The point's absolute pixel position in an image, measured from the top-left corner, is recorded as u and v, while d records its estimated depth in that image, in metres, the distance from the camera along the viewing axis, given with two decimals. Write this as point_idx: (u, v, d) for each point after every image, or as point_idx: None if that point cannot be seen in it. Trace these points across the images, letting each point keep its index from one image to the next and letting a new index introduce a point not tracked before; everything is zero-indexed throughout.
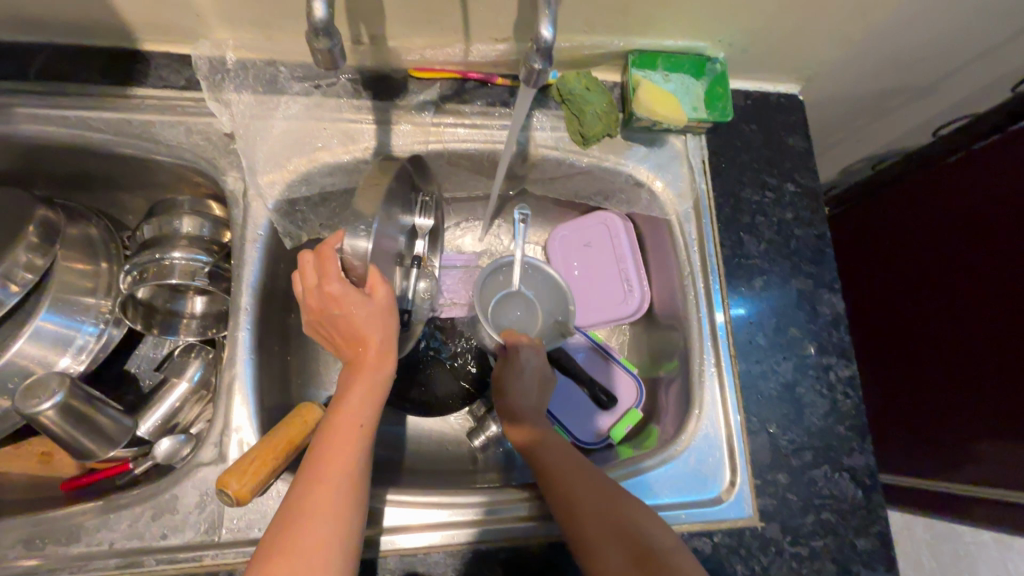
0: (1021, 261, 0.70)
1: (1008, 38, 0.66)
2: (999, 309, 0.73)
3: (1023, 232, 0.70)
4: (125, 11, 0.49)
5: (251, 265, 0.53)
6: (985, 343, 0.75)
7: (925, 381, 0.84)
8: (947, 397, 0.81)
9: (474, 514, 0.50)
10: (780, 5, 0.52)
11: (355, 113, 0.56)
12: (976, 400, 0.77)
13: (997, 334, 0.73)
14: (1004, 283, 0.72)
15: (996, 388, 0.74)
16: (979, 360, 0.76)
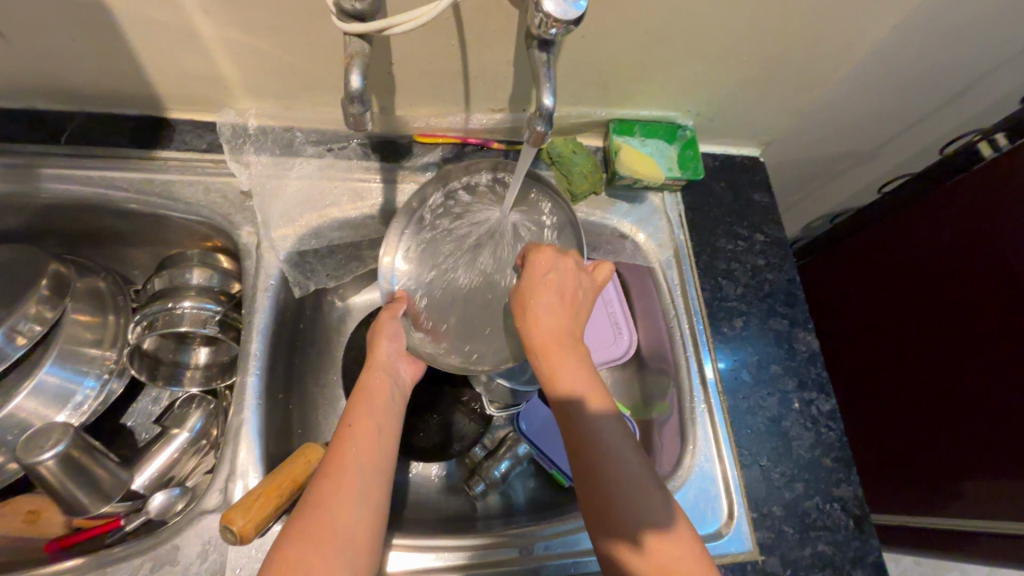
0: (972, 300, 0.77)
1: (930, 109, 0.77)
2: (960, 350, 0.79)
3: (969, 275, 0.77)
4: (160, 84, 0.55)
5: (262, 313, 0.55)
6: (952, 380, 0.80)
7: (903, 422, 0.88)
8: (925, 435, 0.85)
9: (478, 558, 0.50)
10: (739, 82, 0.61)
11: (364, 174, 0.62)
12: (953, 437, 0.80)
13: (963, 372, 0.79)
14: (961, 324, 0.79)
15: (971, 424, 0.78)
16: (951, 398, 0.80)
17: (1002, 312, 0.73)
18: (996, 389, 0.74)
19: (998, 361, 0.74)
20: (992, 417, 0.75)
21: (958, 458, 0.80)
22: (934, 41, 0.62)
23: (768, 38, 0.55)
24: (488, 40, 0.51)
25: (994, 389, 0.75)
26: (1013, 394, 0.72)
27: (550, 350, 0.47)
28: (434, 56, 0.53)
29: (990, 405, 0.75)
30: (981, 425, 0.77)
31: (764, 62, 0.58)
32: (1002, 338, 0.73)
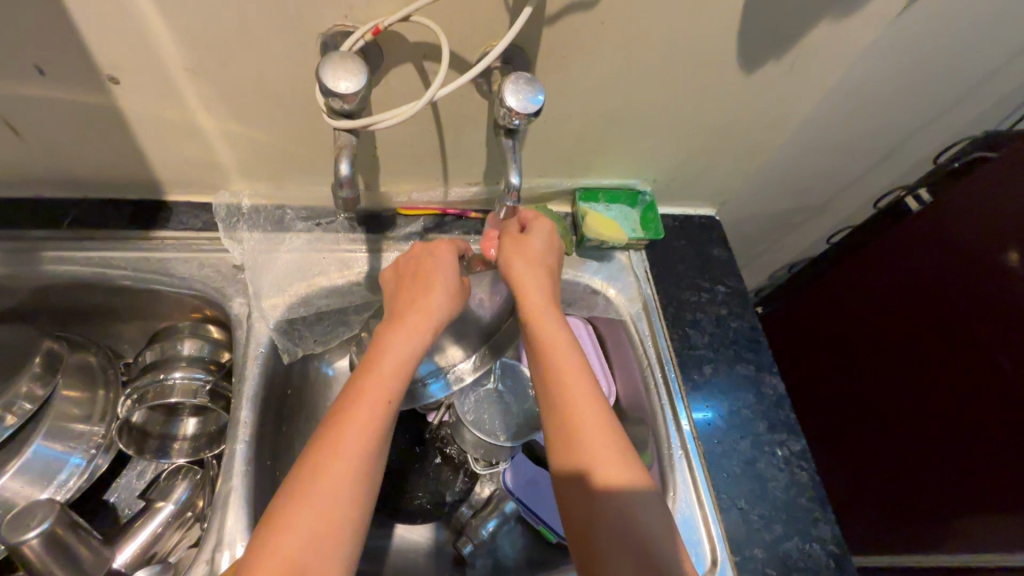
0: (923, 338, 0.82)
1: (863, 168, 0.85)
2: (925, 393, 0.83)
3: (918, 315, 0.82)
4: (161, 171, 0.59)
5: (251, 379, 0.57)
6: (928, 424, 0.83)
7: (887, 466, 0.91)
8: (911, 478, 0.87)
9: None
10: (689, 153, 0.69)
11: (350, 245, 0.66)
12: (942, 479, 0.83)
13: (935, 416, 0.82)
14: (921, 368, 0.83)
15: (953, 466, 0.80)
16: (929, 440, 0.83)
17: (957, 353, 0.78)
18: (973, 431, 0.77)
19: (965, 402, 0.78)
20: (974, 459, 0.78)
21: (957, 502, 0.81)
22: (853, 112, 0.71)
23: (709, 116, 0.62)
24: (463, 124, 0.58)
25: (969, 430, 0.78)
26: (988, 434, 0.75)
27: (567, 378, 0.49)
28: (414, 139, 0.59)
29: (968, 447, 0.78)
30: (963, 465, 0.79)
31: (708, 135, 0.66)
32: (961, 378, 0.78)
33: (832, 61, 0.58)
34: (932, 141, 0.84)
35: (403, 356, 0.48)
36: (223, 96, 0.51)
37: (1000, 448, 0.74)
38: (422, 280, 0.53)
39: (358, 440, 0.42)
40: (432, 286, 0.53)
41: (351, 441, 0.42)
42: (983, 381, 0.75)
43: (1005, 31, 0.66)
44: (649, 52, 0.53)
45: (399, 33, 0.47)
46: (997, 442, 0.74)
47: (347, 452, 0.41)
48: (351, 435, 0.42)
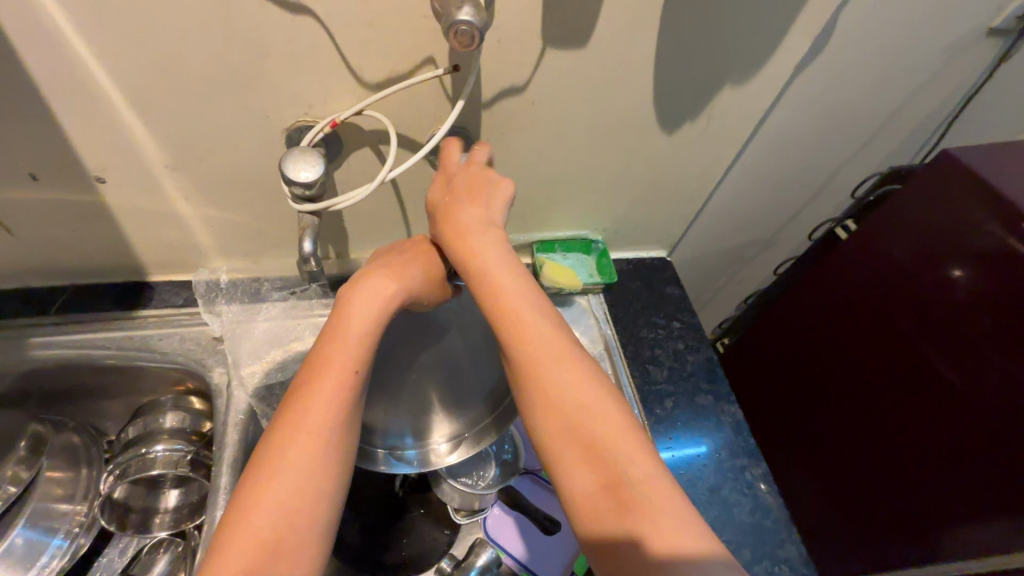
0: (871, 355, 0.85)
1: (797, 202, 0.93)
2: (882, 412, 0.84)
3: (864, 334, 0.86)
4: (143, 254, 0.64)
5: (231, 446, 0.60)
6: (884, 445, 0.83)
7: (852, 491, 0.90)
8: (875, 502, 0.86)
9: None
10: (631, 203, 0.76)
11: (324, 309, 0.70)
12: (905, 502, 0.81)
13: (891, 436, 0.82)
14: (875, 386, 0.85)
15: (913, 486, 0.80)
16: (888, 460, 0.83)
17: (903, 368, 0.79)
18: (926, 449, 0.77)
19: (915, 420, 0.78)
20: (932, 478, 0.77)
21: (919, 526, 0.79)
22: (776, 155, 0.79)
23: (644, 169, 0.70)
24: (421, 194, 0.64)
25: (922, 448, 0.78)
26: (940, 450, 0.75)
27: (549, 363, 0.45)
28: (378, 210, 0.65)
29: (924, 466, 0.77)
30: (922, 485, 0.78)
31: (646, 187, 0.73)
32: (908, 395, 0.79)
33: (744, 119, 0.66)
34: (854, 175, 0.92)
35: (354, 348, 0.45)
36: (200, 185, 0.57)
37: (955, 464, 0.73)
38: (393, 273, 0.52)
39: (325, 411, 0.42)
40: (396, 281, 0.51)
41: (303, 439, 0.40)
42: (928, 395, 0.76)
43: (895, 81, 0.76)
44: (579, 122, 0.60)
45: (354, 123, 0.53)
46: (949, 457, 0.74)
47: (304, 442, 0.40)
48: (309, 427, 0.41)
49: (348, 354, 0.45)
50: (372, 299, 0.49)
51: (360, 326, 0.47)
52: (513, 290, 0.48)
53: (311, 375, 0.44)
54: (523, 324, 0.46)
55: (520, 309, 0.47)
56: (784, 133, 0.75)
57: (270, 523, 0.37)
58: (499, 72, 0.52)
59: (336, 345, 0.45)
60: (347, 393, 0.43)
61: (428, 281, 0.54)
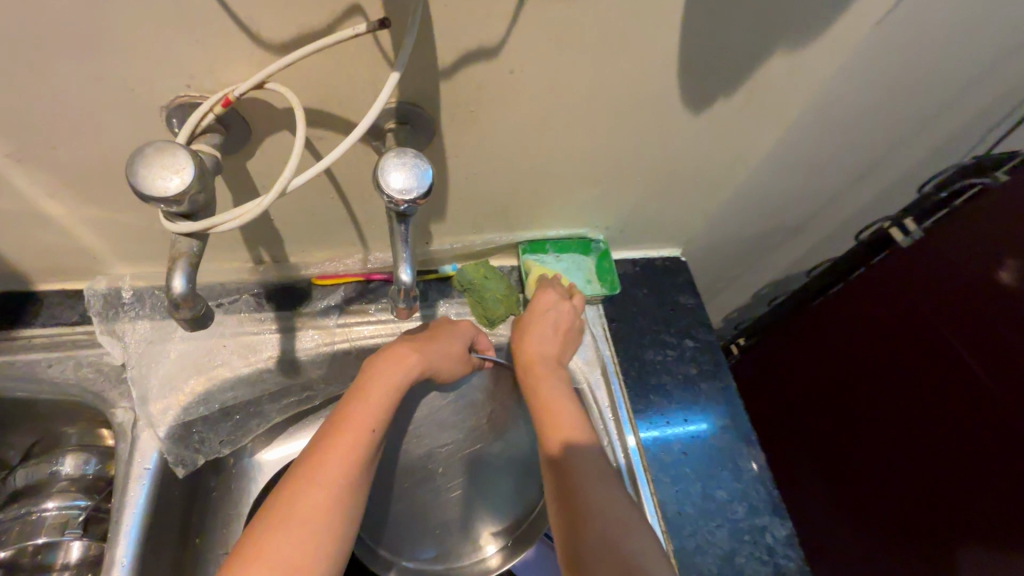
0: (901, 369, 0.72)
1: (839, 189, 0.78)
2: (903, 433, 0.72)
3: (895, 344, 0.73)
4: (18, 261, 0.50)
5: (131, 509, 0.48)
6: (908, 477, 0.71)
7: (863, 524, 0.78)
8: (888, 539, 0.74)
9: None
10: (640, 196, 0.61)
11: (257, 325, 0.57)
12: (926, 543, 0.69)
13: (917, 467, 0.70)
14: (901, 407, 0.72)
15: (941, 527, 0.67)
16: (911, 495, 0.71)
17: (944, 387, 0.67)
18: (965, 487, 0.65)
19: (954, 452, 0.66)
20: (967, 519, 0.65)
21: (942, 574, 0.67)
22: (825, 139, 0.63)
23: (658, 156, 0.55)
24: (368, 187, 0.50)
25: (957, 483, 0.65)
26: (980, 488, 0.63)
27: (553, 416, 0.52)
28: (315, 206, 0.51)
29: (960, 504, 0.65)
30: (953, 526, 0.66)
31: (659, 178, 0.58)
32: (941, 412, 0.67)
33: (791, 94, 0.51)
34: (914, 159, 0.76)
35: (386, 392, 0.47)
36: (64, 179, 0.42)
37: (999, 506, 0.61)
38: (429, 334, 0.53)
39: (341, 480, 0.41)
40: (434, 337, 0.53)
41: (331, 470, 0.41)
42: (975, 422, 0.64)
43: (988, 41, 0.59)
44: (572, 99, 0.45)
45: (259, 99, 0.38)
46: (990, 496, 0.62)
47: (326, 481, 0.41)
48: (329, 469, 0.41)
49: (370, 411, 0.45)
50: (398, 367, 0.48)
51: (383, 395, 0.47)
52: (534, 355, 0.57)
53: (336, 422, 0.45)
54: (542, 390, 0.55)
55: (533, 373, 0.56)
56: (839, 112, 0.58)
57: (278, 555, 0.37)
58: (460, 27, 0.36)
59: (359, 412, 0.45)
60: (370, 442, 0.44)
61: (453, 354, 0.53)
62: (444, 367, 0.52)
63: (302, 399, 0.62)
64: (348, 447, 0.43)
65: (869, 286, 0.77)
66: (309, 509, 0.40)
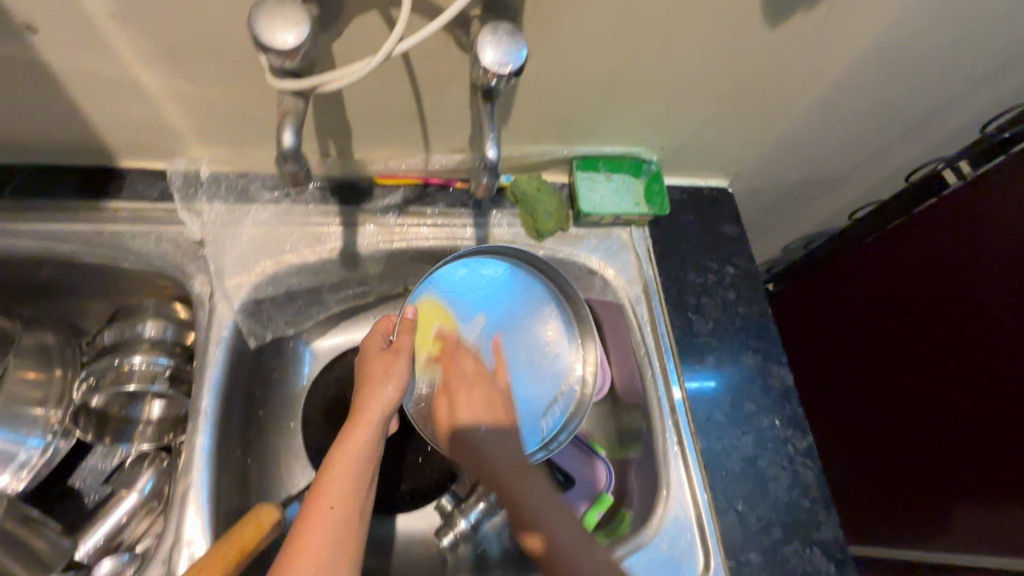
0: (936, 312, 0.75)
1: (895, 139, 0.76)
2: (934, 373, 0.76)
3: (930, 288, 0.76)
4: (105, 134, 0.53)
5: (213, 367, 0.53)
6: (931, 412, 0.77)
7: (882, 450, 0.86)
8: (903, 462, 0.83)
9: None
10: (699, 117, 0.61)
11: (322, 217, 0.60)
12: (935, 466, 0.78)
13: (940, 403, 0.76)
14: (928, 350, 0.77)
15: (954, 455, 0.75)
16: (931, 427, 0.78)
17: (973, 334, 0.71)
18: (981, 421, 0.72)
19: (976, 392, 0.71)
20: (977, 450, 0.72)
21: (950, 493, 0.77)
22: (894, 77, 0.62)
23: (726, 74, 0.55)
24: (440, 83, 0.51)
25: (975, 418, 0.72)
26: (995, 424, 0.70)
27: None
28: (387, 99, 0.52)
29: (974, 437, 0.73)
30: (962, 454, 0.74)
31: (721, 99, 0.59)
32: (971, 353, 0.71)
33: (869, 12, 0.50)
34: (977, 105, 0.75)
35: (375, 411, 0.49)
36: (161, 48, 0.44)
37: (1005, 442, 0.69)
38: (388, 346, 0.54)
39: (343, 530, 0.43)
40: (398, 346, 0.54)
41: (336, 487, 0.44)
42: (995, 369, 0.69)
43: None
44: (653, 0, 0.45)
45: None
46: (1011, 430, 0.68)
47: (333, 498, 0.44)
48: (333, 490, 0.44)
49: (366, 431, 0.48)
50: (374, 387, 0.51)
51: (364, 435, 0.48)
52: None
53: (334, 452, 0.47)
54: None
55: None
56: (915, 43, 0.58)
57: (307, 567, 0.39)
58: None
59: (354, 433, 0.48)
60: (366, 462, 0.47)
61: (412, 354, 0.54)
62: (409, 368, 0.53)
63: (359, 293, 0.66)
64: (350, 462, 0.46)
65: (913, 229, 0.78)
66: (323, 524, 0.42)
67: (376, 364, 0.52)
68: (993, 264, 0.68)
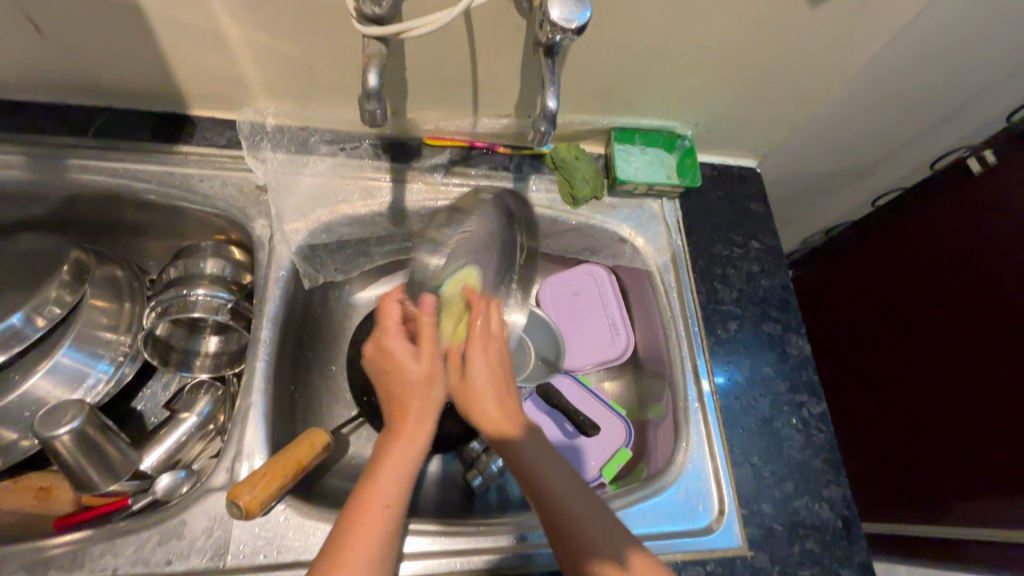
0: (957, 298, 0.79)
1: (923, 130, 0.78)
2: (949, 356, 0.80)
3: (952, 274, 0.80)
4: (184, 82, 0.57)
5: (273, 301, 0.58)
6: (939, 396, 0.81)
7: (892, 433, 0.89)
8: (907, 447, 0.86)
9: (459, 543, 0.51)
10: (736, 94, 0.64)
11: (375, 173, 0.64)
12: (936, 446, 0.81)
13: (947, 387, 0.80)
14: (941, 335, 0.81)
15: (955, 440, 0.78)
16: (936, 411, 0.81)
17: (981, 320, 0.75)
18: (982, 405, 0.75)
19: (980, 376, 0.75)
20: (976, 434, 0.76)
21: (949, 482, 0.79)
22: (925, 65, 0.65)
23: (765, 51, 0.58)
24: (497, 47, 0.55)
25: (978, 402, 0.76)
26: (995, 407, 0.73)
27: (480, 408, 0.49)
28: (446, 61, 0.56)
29: (975, 421, 0.76)
30: (963, 440, 0.77)
31: (758, 76, 0.62)
32: (984, 334, 0.75)
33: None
34: None
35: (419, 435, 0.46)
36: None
37: (1008, 418, 0.72)
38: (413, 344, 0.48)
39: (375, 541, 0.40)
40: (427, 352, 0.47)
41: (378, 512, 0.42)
42: (1003, 348, 0.72)
43: None
44: None
45: None
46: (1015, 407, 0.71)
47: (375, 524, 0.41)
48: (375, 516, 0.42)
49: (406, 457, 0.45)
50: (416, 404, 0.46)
51: (408, 456, 0.45)
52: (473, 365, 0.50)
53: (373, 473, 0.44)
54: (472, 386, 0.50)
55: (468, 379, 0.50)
56: (949, 30, 0.60)
57: None
58: None
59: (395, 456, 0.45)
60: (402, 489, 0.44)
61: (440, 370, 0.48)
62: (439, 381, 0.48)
63: (401, 249, 0.70)
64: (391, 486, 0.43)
65: (942, 218, 0.82)
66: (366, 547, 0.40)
67: (387, 356, 0.47)
68: (1010, 250, 0.72)
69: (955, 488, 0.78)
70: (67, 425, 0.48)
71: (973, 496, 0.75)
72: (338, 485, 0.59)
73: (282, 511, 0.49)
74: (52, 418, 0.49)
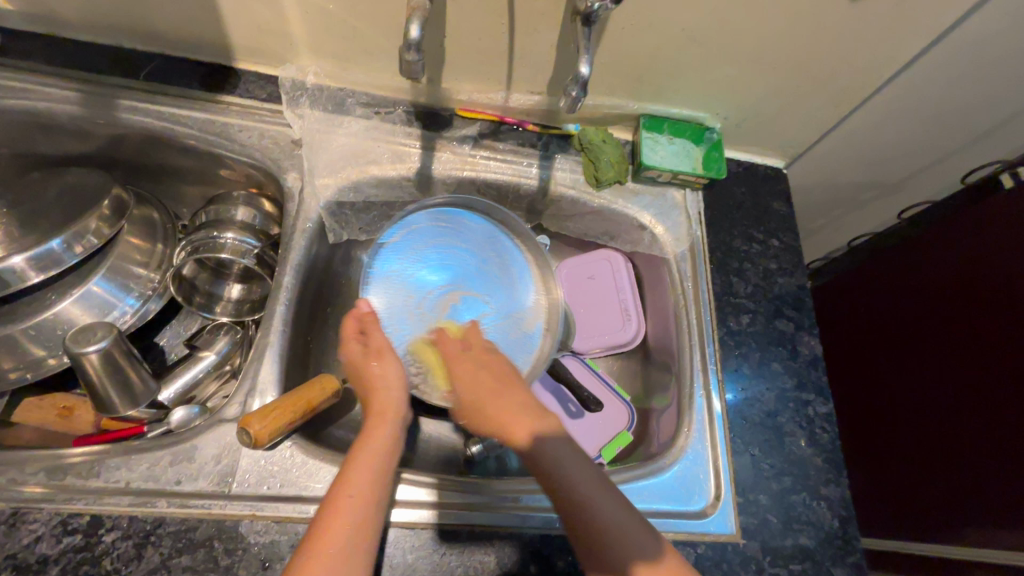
0: (981, 319, 0.77)
1: (960, 146, 0.77)
2: (968, 379, 0.78)
3: (979, 295, 0.78)
4: (232, 34, 0.60)
5: (297, 250, 0.60)
6: (950, 416, 0.80)
7: (899, 451, 0.87)
8: (913, 466, 0.84)
9: (454, 497, 0.52)
10: (767, 89, 0.65)
11: (406, 138, 0.66)
12: (944, 467, 0.79)
13: (959, 407, 0.79)
14: (957, 355, 0.80)
15: (964, 461, 0.77)
16: (948, 432, 0.80)
17: (1001, 341, 0.74)
18: (992, 427, 0.74)
19: (993, 397, 0.74)
20: (987, 457, 0.74)
21: (955, 504, 0.77)
22: (967, 74, 0.64)
23: (799, 47, 0.58)
24: (534, 21, 0.56)
25: (986, 424, 0.75)
26: (1003, 429, 0.72)
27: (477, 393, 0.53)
28: (484, 33, 0.57)
29: (983, 444, 0.75)
30: (973, 464, 0.75)
31: (792, 72, 0.62)
32: (1006, 359, 0.73)
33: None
34: None
35: (391, 430, 0.49)
36: None
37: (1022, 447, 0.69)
38: (376, 347, 0.54)
39: (367, 500, 0.44)
40: (385, 356, 0.54)
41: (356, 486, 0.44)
42: None
43: None
44: None
45: None
46: None
47: (357, 489, 0.44)
48: (356, 489, 0.44)
49: (382, 440, 0.48)
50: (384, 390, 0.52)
51: (384, 436, 0.49)
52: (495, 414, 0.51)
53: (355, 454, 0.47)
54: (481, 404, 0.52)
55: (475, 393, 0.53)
56: (991, 41, 0.59)
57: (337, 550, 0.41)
58: None
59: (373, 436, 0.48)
60: (383, 472, 0.46)
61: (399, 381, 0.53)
62: (393, 383, 0.53)
63: None
64: (372, 466, 0.46)
65: (974, 236, 0.80)
66: (349, 514, 0.43)
67: (366, 370, 0.53)
68: None
69: (961, 510, 0.76)
70: (95, 345, 0.50)
71: (981, 523, 0.73)
72: (344, 436, 0.60)
73: (288, 447, 0.50)
74: (83, 336, 0.51)
